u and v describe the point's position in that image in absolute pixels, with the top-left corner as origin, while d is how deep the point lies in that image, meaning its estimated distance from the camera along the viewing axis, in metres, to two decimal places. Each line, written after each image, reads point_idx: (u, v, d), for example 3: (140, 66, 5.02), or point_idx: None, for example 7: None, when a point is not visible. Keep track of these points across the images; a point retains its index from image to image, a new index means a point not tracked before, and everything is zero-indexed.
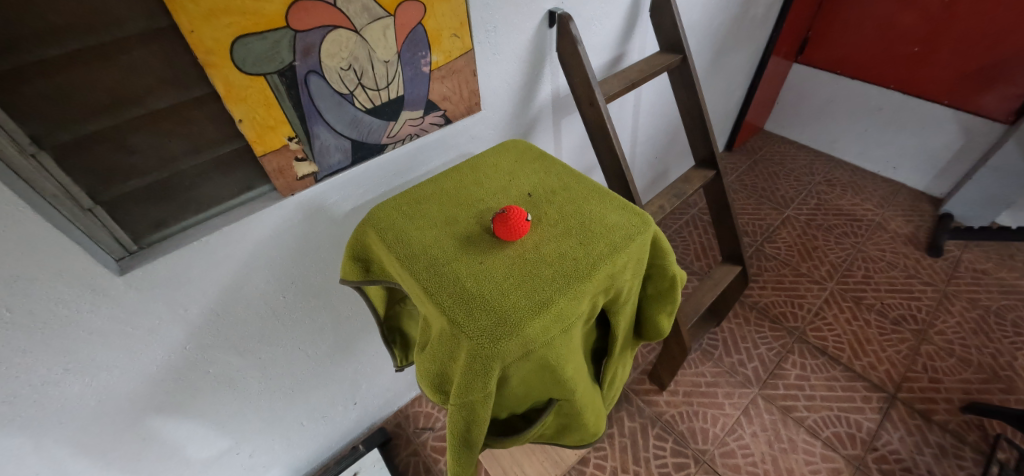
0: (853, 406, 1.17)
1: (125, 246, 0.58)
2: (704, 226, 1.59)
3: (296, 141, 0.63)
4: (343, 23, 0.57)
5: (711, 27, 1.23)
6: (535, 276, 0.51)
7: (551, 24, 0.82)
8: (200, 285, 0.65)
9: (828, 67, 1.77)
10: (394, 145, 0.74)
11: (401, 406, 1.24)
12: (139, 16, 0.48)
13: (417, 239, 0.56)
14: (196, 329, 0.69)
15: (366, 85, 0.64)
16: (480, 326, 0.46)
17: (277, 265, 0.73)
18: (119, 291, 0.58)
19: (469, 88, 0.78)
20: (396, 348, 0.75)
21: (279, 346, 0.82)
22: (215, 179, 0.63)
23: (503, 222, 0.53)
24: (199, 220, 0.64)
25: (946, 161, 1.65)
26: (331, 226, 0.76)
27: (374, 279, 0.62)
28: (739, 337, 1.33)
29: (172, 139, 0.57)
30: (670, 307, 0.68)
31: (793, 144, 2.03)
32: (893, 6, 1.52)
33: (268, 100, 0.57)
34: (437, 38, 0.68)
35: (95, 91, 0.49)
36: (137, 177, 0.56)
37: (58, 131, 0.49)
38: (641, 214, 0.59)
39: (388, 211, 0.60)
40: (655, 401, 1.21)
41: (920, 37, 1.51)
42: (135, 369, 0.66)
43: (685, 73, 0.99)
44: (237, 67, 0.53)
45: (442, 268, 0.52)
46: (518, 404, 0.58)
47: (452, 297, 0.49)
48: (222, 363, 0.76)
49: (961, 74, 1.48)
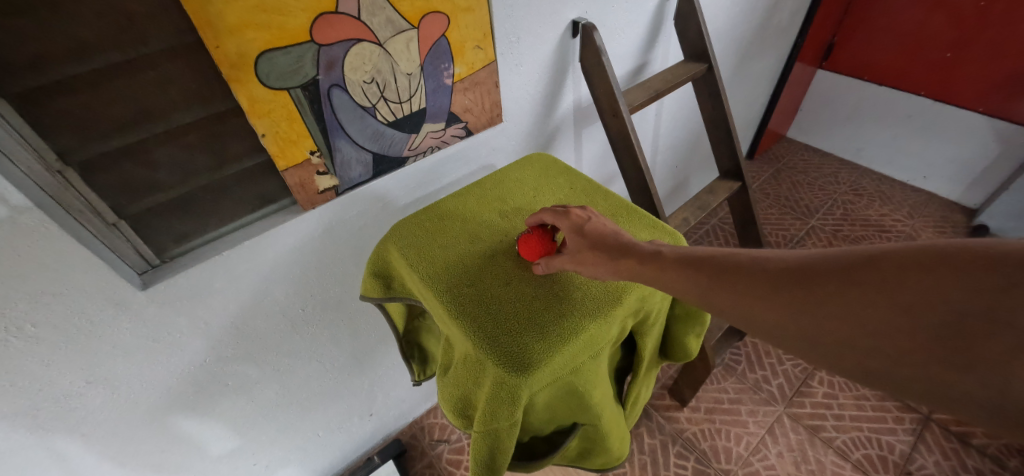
0: (884, 427, 1.12)
1: (147, 259, 0.58)
2: (725, 236, 1.56)
3: (318, 155, 0.62)
4: (366, 36, 0.56)
5: (736, 33, 1.20)
6: (562, 299, 0.49)
7: (574, 34, 0.80)
8: (220, 299, 0.65)
9: (854, 73, 1.72)
10: (415, 157, 0.73)
11: (417, 417, 1.23)
12: (165, 32, 0.48)
13: (441, 257, 0.55)
14: (216, 342, 0.69)
15: (388, 98, 0.63)
16: (507, 350, 0.44)
17: (296, 279, 0.72)
18: (141, 305, 0.58)
19: (490, 99, 0.76)
20: (414, 362, 0.74)
21: (296, 359, 0.82)
22: (236, 192, 0.63)
23: (532, 252, 0.52)
24: (221, 234, 0.64)
25: (981, 170, 1.58)
26: (351, 239, 0.75)
27: (395, 295, 0.61)
28: (763, 352, 1.29)
29: (195, 154, 0.56)
30: (699, 328, 0.65)
31: (817, 152, 1.99)
32: (922, 11, 1.47)
33: (291, 114, 0.56)
34: (459, 50, 0.66)
35: (121, 107, 0.49)
36: (160, 192, 0.56)
37: (84, 147, 0.49)
38: (673, 234, 0.57)
39: (409, 227, 0.59)
40: (676, 418, 1.17)
41: (952, 42, 1.45)
42: (155, 382, 0.66)
43: (710, 81, 0.97)
44: (261, 82, 0.52)
45: (466, 289, 0.51)
46: (542, 428, 0.56)
47: (476, 321, 0.47)
48: (240, 375, 0.75)
49: (995, 80, 1.42)
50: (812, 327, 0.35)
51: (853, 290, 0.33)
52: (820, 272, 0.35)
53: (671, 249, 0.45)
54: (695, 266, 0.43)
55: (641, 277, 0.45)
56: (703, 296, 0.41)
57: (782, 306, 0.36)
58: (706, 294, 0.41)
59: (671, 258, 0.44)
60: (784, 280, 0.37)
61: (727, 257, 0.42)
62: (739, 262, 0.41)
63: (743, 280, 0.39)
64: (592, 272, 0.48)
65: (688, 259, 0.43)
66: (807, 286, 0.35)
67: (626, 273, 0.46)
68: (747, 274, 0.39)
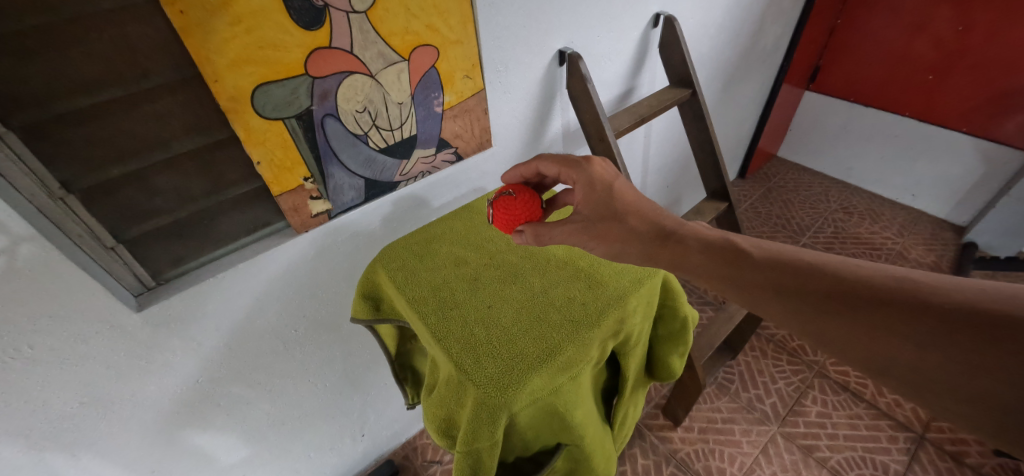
0: (878, 447, 1.12)
1: (143, 282, 0.60)
2: None
3: (311, 181, 0.64)
4: (358, 69, 0.59)
5: (720, 59, 1.24)
6: (543, 323, 0.51)
7: (561, 62, 0.84)
8: (213, 320, 0.66)
9: (841, 94, 1.76)
10: (406, 182, 0.76)
11: (410, 437, 1.22)
12: (167, 67, 0.51)
13: (427, 280, 0.57)
14: (208, 363, 0.70)
15: (380, 126, 0.66)
16: (488, 373, 0.46)
17: (289, 300, 0.74)
18: (135, 327, 0.59)
19: (480, 125, 0.79)
20: (407, 384, 0.75)
21: (288, 379, 0.82)
22: (231, 217, 0.65)
23: (514, 217, 0.58)
24: (216, 256, 0.66)
25: (968, 189, 1.61)
26: (344, 261, 0.77)
27: (384, 317, 0.62)
28: (756, 371, 1.30)
29: (192, 181, 0.59)
30: (681, 348, 0.67)
31: (807, 171, 2.02)
32: (905, 35, 1.51)
33: (286, 143, 0.59)
34: (448, 80, 0.69)
35: (122, 137, 0.51)
36: (157, 217, 0.58)
37: (85, 175, 0.51)
38: None
39: (397, 251, 0.61)
40: (670, 438, 1.17)
41: (934, 66, 1.50)
42: (148, 402, 0.67)
43: (695, 106, 1.00)
44: (257, 113, 0.55)
45: (450, 312, 0.53)
46: (525, 450, 0.57)
47: (459, 344, 0.49)
48: (232, 395, 0.76)
49: (977, 101, 1.46)
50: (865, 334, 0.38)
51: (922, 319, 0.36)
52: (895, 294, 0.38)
53: (750, 244, 0.48)
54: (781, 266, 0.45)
55: (692, 263, 0.49)
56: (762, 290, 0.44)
57: (844, 313, 0.40)
58: (769, 289, 0.44)
59: (744, 253, 0.47)
60: (855, 291, 0.40)
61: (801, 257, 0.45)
62: (814, 267, 0.43)
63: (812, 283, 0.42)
64: (631, 249, 0.53)
65: (764, 259, 0.46)
66: (876, 301, 0.39)
67: (668, 254, 0.51)
68: (819, 278, 0.42)
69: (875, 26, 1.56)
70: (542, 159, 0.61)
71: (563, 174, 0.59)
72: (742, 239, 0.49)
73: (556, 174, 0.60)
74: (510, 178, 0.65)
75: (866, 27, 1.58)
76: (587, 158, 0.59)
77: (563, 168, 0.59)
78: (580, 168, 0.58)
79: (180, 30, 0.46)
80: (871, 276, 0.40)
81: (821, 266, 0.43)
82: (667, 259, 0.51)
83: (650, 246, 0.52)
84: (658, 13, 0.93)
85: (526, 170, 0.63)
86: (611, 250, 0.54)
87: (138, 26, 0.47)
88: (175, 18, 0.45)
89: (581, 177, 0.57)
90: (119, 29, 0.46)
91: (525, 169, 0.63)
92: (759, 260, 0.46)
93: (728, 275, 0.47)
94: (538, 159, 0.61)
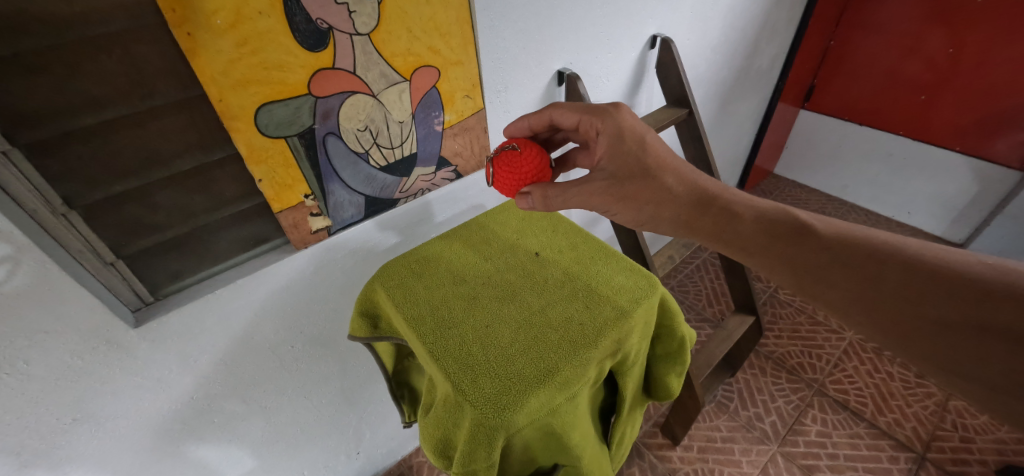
0: (880, 467, 1.10)
1: (141, 297, 0.60)
2: (715, 271, 1.58)
3: (312, 198, 0.65)
4: (361, 89, 0.60)
5: (717, 78, 1.26)
6: (541, 343, 0.52)
7: (560, 82, 0.85)
8: (210, 335, 0.66)
9: (835, 113, 1.78)
10: (405, 199, 0.76)
11: (405, 455, 1.21)
12: (172, 87, 0.51)
13: (424, 299, 0.57)
14: (204, 379, 0.69)
15: (381, 144, 0.67)
16: (487, 393, 0.46)
17: (287, 315, 0.74)
18: (132, 342, 0.59)
19: (479, 144, 0.80)
20: (404, 402, 0.74)
21: (283, 396, 0.81)
22: (232, 233, 0.65)
23: (525, 166, 0.60)
24: (215, 272, 0.66)
25: (963, 207, 1.63)
26: (342, 277, 0.77)
27: (382, 335, 0.62)
28: (755, 389, 1.29)
29: (194, 197, 0.59)
30: (679, 367, 0.67)
31: (804, 188, 2.04)
32: (897, 56, 1.54)
33: (287, 161, 0.60)
34: (449, 99, 0.71)
35: (126, 154, 0.52)
36: (157, 233, 0.58)
37: (88, 191, 0.51)
38: (649, 276, 0.60)
39: (396, 268, 0.62)
40: (669, 457, 1.16)
41: (926, 86, 1.52)
42: (142, 418, 0.66)
43: (691, 125, 1.02)
44: (260, 131, 0.56)
45: (448, 331, 0.53)
46: (522, 470, 0.56)
47: (457, 363, 0.49)
48: (227, 412, 0.75)
49: (970, 122, 1.48)
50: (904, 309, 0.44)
51: (967, 301, 0.42)
52: (947, 277, 0.43)
53: (811, 218, 0.53)
54: (839, 241, 0.50)
55: (742, 236, 0.55)
56: (815, 263, 0.50)
57: (889, 292, 0.45)
58: (822, 263, 0.49)
59: (804, 226, 0.52)
60: (907, 271, 0.45)
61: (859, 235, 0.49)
62: (870, 244, 0.48)
63: (866, 261, 0.47)
64: (672, 214, 0.57)
65: (824, 233, 0.51)
66: (923, 282, 0.44)
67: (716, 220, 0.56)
68: (872, 256, 0.47)
69: (866, 46, 1.58)
70: (561, 107, 0.64)
71: (587, 122, 0.62)
72: (803, 213, 0.54)
73: (576, 122, 0.63)
74: (520, 129, 0.68)
75: (858, 47, 1.61)
76: (614, 108, 0.61)
77: (589, 117, 0.62)
78: (610, 118, 0.60)
79: (187, 51, 0.47)
80: (925, 257, 0.45)
81: (876, 244, 0.48)
82: (715, 225, 0.56)
83: (697, 212, 0.57)
84: (655, 35, 0.96)
85: (540, 119, 0.66)
86: (643, 210, 0.58)
87: (146, 46, 0.48)
88: (182, 39, 0.46)
89: (609, 127, 0.60)
90: (128, 50, 0.47)
91: (538, 118, 0.66)
92: (819, 234, 0.51)
93: (783, 247, 0.52)
94: (557, 108, 0.64)
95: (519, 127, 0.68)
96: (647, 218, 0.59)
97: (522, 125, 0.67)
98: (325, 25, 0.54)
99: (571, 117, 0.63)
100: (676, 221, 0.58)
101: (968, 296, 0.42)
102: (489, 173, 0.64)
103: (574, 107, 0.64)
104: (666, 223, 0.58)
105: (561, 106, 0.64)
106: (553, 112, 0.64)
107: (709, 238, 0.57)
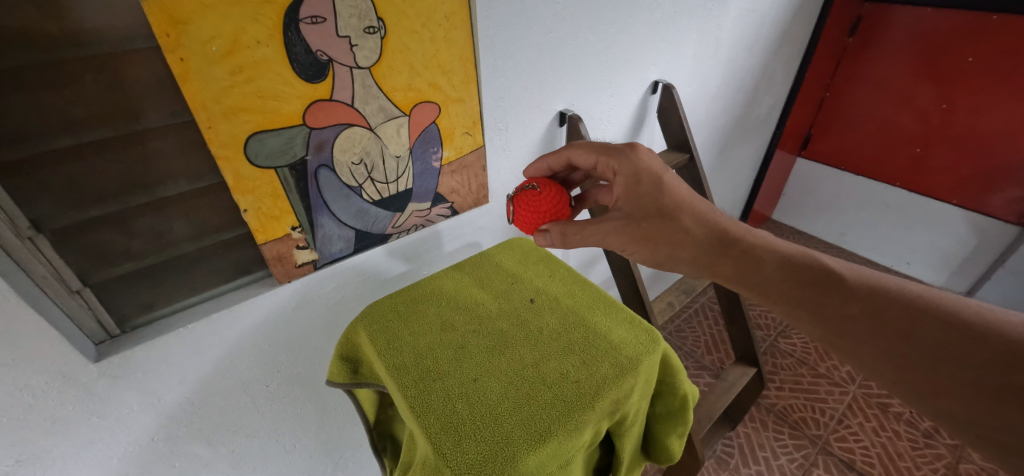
0: None
1: (107, 329, 0.56)
2: (714, 317, 1.55)
3: (299, 230, 0.62)
4: (357, 121, 0.59)
5: (716, 124, 1.28)
6: (533, 402, 0.48)
7: (561, 123, 0.85)
8: (178, 372, 0.62)
9: (830, 162, 1.80)
10: (399, 234, 0.74)
11: None
12: (163, 109, 0.50)
13: (410, 345, 0.54)
14: (168, 419, 0.63)
15: (376, 178, 0.65)
16: (470, 459, 0.43)
17: (262, 353, 0.69)
18: (90, 379, 0.54)
19: (477, 182, 0.79)
20: (386, 457, 0.65)
21: (254, 442, 0.74)
22: (212, 263, 0.62)
23: (537, 208, 0.62)
24: (188, 304, 0.62)
25: (963, 259, 1.64)
26: (327, 313, 0.74)
27: (363, 381, 0.58)
28: (757, 445, 1.23)
29: (175, 224, 0.56)
30: (681, 428, 0.63)
31: (802, 235, 2.04)
32: (890, 110, 1.56)
33: (275, 191, 0.57)
34: (448, 135, 0.69)
35: (105, 177, 0.49)
36: (131, 260, 0.55)
37: (59, 215, 0.48)
38: (650, 331, 0.57)
39: (380, 311, 0.59)
40: None
41: (919, 139, 1.54)
42: (94, 463, 0.60)
43: (693, 170, 1.02)
44: (249, 161, 0.53)
45: (432, 385, 0.50)
46: None
47: (439, 422, 0.46)
48: (191, 457, 0.68)
49: (965, 175, 1.50)
50: (944, 374, 0.42)
51: (1010, 365, 0.40)
52: (987, 337, 0.42)
53: (842, 267, 0.51)
54: (875, 296, 0.48)
55: (766, 283, 0.53)
56: (845, 315, 0.48)
57: (927, 353, 0.44)
58: (853, 314, 0.48)
59: (841, 276, 0.50)
60: (945, 332, 0.44)
61: (893, 291, 0.48)
62: (903, 299, 0.47)
63: (901, 317, 0.46)
64: (692, 253, 0.57)
65: (853, 282, 0.49)
66: (962, 346, 0.42)
67: (738, 260, 0.55)
68: (906, 312, 0.46)
69: (859, 99, 1.62)
70: (579, 148, 0.63)
71: (603, 164, 0.61)
72: (831, 261, 0.52)
73: (593, 163, 0.62)
74: (538, 169, 0.68)
75: (851, 99, 1.64)
76: (629, 148, 0.61)
77: (605, 158, 0.61)
78: (626, 160, 0.60)
79: (177, 76, 0.45)
80: (963, 317, 0.44)
81: (911, 299, 0.47)
82: (739, 267, 0.55)
83: (720, 254, 0.56)
84: (656, 81, 0.97)
85: (558, 159, 0.65)
86: (663, 250, 0.58)
87: (138, 69, 0.47)
88: (174, 64, 0.44)
89: (625, 169, 0.59)
90: (117, 73, 0.46)
91: (557, 158, 0.66)
92: (849, 284, 0.49)
93: (813, 296, 0.50)
94: (575, 149, 0.64)
95: (539, 167, 0.67)
96: (665, 258, 0.58)
97: (542, 166, 0.67)
98: (325, 57, 0.53)
99: (588, 158, 0.63)
100: (696, 262, 0.57)
101: (1014, 363, 0.40)
102: (511, 210, 0.65)
103: (592, 147, 0.63)
104: (685, 265, 0.58)
105: (578, 146, 0.64)
106: (571, 153, 0.64)
107: (732, 281, 0.56)
